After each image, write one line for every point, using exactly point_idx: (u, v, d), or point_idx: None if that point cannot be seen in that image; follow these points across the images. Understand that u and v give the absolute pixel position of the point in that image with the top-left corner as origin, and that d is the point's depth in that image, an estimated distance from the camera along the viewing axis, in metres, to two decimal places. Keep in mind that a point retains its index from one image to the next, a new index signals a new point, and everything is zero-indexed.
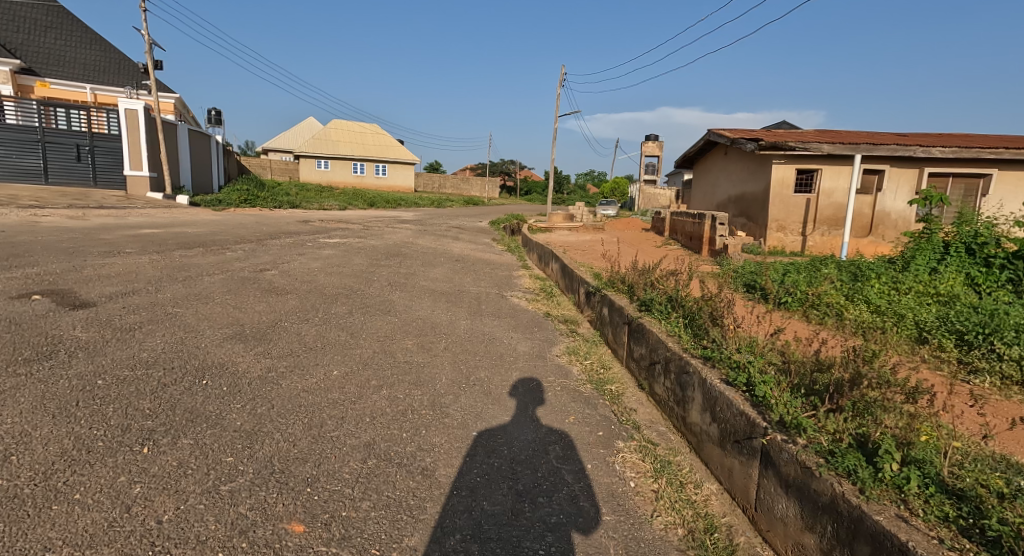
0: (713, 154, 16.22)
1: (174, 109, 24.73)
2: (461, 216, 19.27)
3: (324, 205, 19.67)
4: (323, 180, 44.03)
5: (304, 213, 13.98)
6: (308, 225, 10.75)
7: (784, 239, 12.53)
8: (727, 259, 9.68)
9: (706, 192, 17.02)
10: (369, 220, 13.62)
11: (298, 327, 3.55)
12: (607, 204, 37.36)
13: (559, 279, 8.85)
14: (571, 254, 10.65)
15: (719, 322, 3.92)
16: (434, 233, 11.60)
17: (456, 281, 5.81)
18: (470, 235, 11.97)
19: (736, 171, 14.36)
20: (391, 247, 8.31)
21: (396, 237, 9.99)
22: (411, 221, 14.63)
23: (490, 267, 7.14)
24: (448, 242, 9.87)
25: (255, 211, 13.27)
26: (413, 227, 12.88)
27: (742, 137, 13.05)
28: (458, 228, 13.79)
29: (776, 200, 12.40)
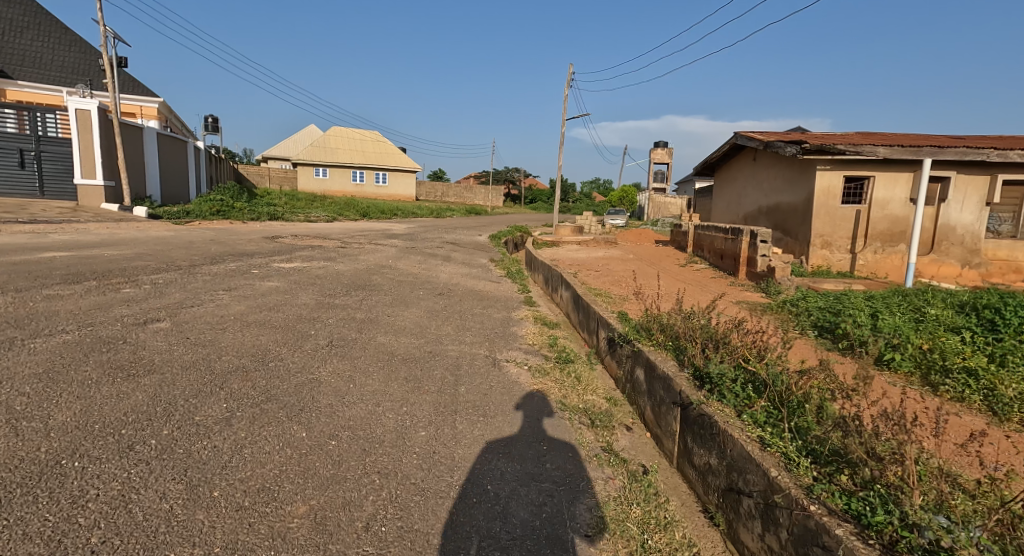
0: (740, 160, 14.59)
1: (158, 115, 23.31)
2: (458, 229, 17.62)
3: (312, 216, 18.11)
4: (321, 189, 42.64)
5: (278, 227, 12.42)
6: (274, 244, 9.16)
7: (830, 257, 10.85)
8: (775, 285, 8.02)
9: (731, 202, 15.42)
10: (353, 235, 12.03)
11: (95, 470, 1.87)
12: (617, 213, 35.86)
13: (570, 313, 7.24)
14: (585, 279, 8.98)
15: (873, 446, 2.23)
16: (422, 252, 10.00)
17: (428, 332, 4.17)
18: (464, 253, 10.35)
19: (769, 179, 12.75)
20: (361, 274, 6.69)
21: (374, 257, 8.40)
22: (400, 236, 13.01)
23: (479, 304, 5.48)
24: (435, 264, 8.27)
25: (222, 225, 11.71)
26: (400, 243, 11.28)
27: (779, 140, 11.41)
28: (451, 245, 12.14)
29: (821, 212, 10.75)
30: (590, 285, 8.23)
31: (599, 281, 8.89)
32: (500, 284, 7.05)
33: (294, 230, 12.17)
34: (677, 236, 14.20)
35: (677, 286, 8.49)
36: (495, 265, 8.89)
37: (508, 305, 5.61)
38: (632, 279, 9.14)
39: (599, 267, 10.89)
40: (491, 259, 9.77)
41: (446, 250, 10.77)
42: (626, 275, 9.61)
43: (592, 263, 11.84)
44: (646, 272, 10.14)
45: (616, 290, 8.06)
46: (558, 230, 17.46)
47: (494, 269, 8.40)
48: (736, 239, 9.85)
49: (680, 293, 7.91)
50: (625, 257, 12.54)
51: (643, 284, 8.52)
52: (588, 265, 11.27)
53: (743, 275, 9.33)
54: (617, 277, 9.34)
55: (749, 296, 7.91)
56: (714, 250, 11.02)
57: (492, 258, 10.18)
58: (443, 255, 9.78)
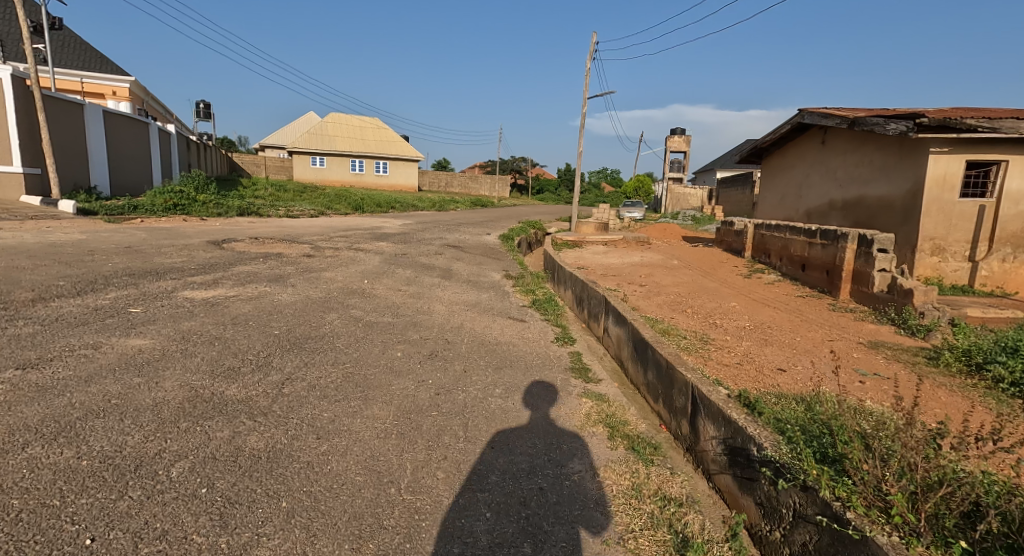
0: (808, 142, 12.14)
1: (130, 96, 21.01)
2: (462, 226, 15.24)
3: (293, 211, 15.78)
4: (318, 178, 40.27)
5: (241, 227, 10.14)
6: (215, 253, 6.87)
7: (942, 267, 8.41)
8: (914, 313, 5.62)
9: (791, 194, 13.07)
10: (332, 237, 9.69)
11: None
12: (633, 205, 33.39)
13: (629, 364, 4.97)
14: (635, 303, 6.59)
15: None
16: (414, 262, 7.66)
17: (391, 510, 1.83)
18: (469, 263, 8.00)
19: (852, 165, 10.33)
20: (311, 310, 4.35)
21: (345, 275, 6.05)
22: (390, 237, 10.65)
23: (497, 383, 3.11)
24: (428, 285, 5.92)
25: (168, 224, 9.44)
26: (390, 248, 8.97)
27: (873, 115, 8.94)
28: (453, 249, 9.79)
29: (933, 208, 8.30)
30: (649, 316, 5.89)
31: (654, 306, 6.52)
32: (523, 322, 4.67)
33: (258, 231, 9.86)
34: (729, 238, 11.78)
35: (768, 319, 6.11)
36: (515, 280, 6.53)
37: (548, 383, 3.23)
38: (697, 305, 6.80)
39: (643, 281, 8.52)
40: (506, 270, 7.41)
41: (446, 257, 8.44)
42: (684, 297, 7.26)
43: (631, 272, 9.50)
44: (708, 291, 7.77)
45: (686, 326, 5.67)
46: (580, 227, 15.02)
47: (514, 290, 6.02)
48: (831, 245, 7.42)
49: (781, 332, 5.53)
50: (670, 264, 10.14)
51: (719, 316, 6.16)
52: (629, 277, 8.93)
53: (845, 294, 6.93)
54: (676, 301, 7.00)
55: (878, 333, 5.54)
56: (791, 257, 8.63)
57: (506, 267, 7.82)
58: (439, 267, 7.42)
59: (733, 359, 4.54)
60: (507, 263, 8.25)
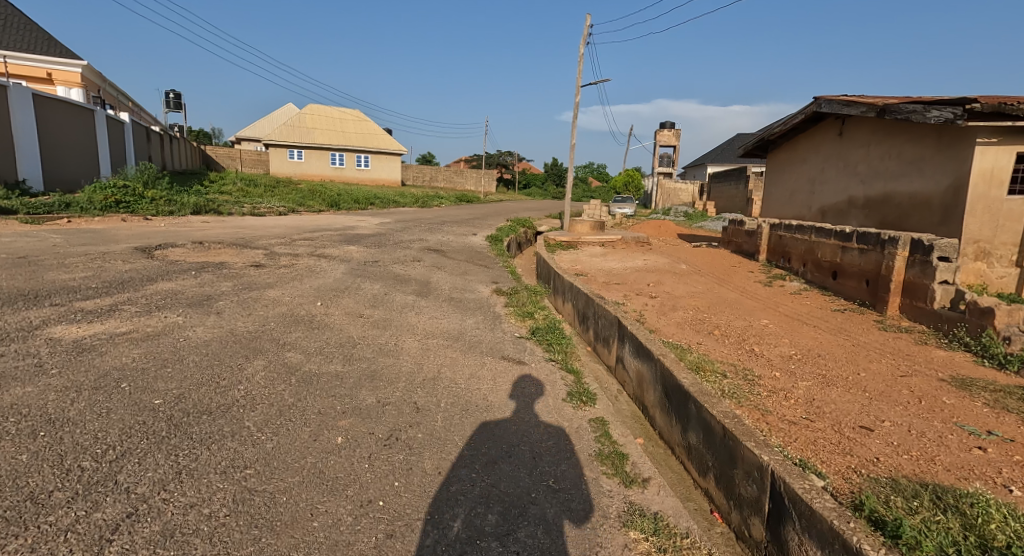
0: (825, 133, 11.14)
1: (83, 82, 19.33)
2: (445, 225, 14.07)
3: (260, 209, 14.43)
4: (296, 172, 38.53)
5: (188, 229, 8.85)
6: (137, 264, 5.62)
7: (987, 273, 7.49)
8: (994, 340, 4.56)
9: (803, 190, 12.13)
10: (295, 240, 8.41)
11: None
12: (623, 201, 32.48)
13: (657, 412, 3.86)
14: (653, 324, 5.50)
15: None
16: (387, 273, 6.45)
17: None
18: (452, 272, 6.81)
19: (878, 158, 9.35)
20: (230, 354, 3.14)
21: (296, 294, 4.84)
22: (362, 239, 9.40)
23: (491, 498, 1.96)
24: (400, 307, 4.73)
25: (98, 225, 8.11)
26: (361, 255, 7.75)
27: (908, 102, 7.96)
28: (434, 253, 8.59)
29: (978, 206, 7.35)
30: (674, 344, 4.78)
31: (674, 327, 5.45)
32: (522, 365, 3.52)
33: (208, 233, 8.54)
34: (741, 240, 10.75)
35: (815, 343, 5.06)
36: (509, 298, 5.36)
37: (572, 489, 2.10)
38: (724, 324, 5.72)
39: (653, 291, 7.43)
40: (497, 283, 6.24)
41: (426, 265, 7.24)
42: (706, 314, 6.18)
43: (637, 279, 8.39)
44: (730, 304, 6.72)
45: (720, 357, 4.59)
46: (574, 226, 13.88)
47: (507, 312, 4.85)
48: (872, 250, 6.41)
49: (839, 364, 4.47)
50: (679, 270, 9.06)
51: (756, 342, 5.08)
52: (636, 286, 7.82)
53: (893, 309, 5.91)
54: (698, 319, 5.92)
55: (956, 362, 4.52)
56: (821, 264, 7.62)
57: (497, 278, 6.66)
58: (417, 279, 6.23)
59: (800, 412, 3.44)
60: (497, 272, 7.09)
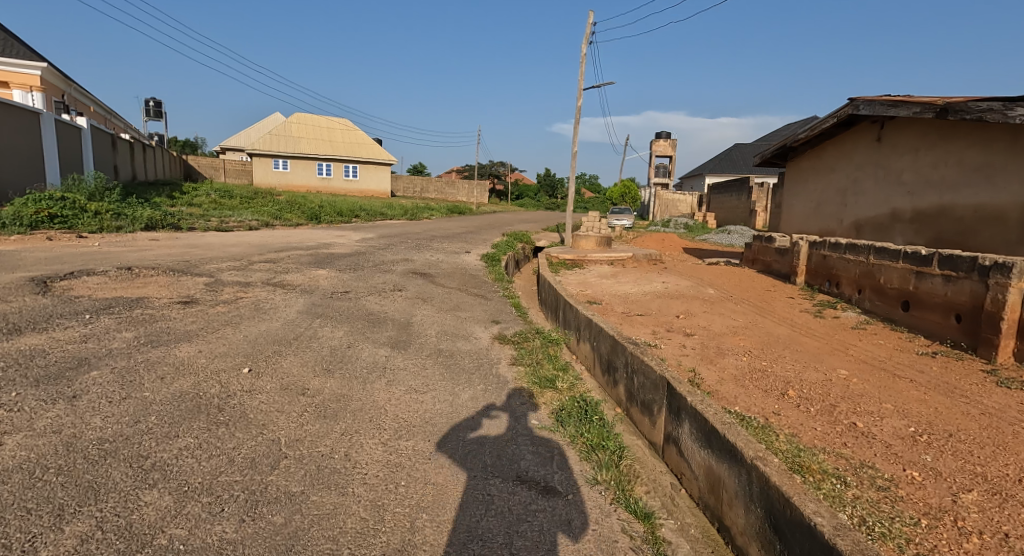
0: (862, 138, 9.98)
1: (43, 85, 17.90)
2: (435, 241, 12.74)
3: (229, 223, 13.07)
4: (281, 183, 37.08)
5: (126, 250, 7.45)
6: (19, 302, 4.23)
7: None
8: None
9: (834, 203, 10.94)
10: (252, 264, 7.04)
11: None
12: (621, 213, 31.45)
13: (755, 549, 2.51)
14: (707, 382, 4.16)
15: None
16: (357, 309, 5.09)
17: None
18: (441, 307, 5.47)
19: (930, 165, 8.20)
20: (31, 503, 1.73)
21: (222, 351, 3.46)
22: (336, 261, 8.06)
23: None
24: (366, 370, 3.36)
25: (12, 246, 6.71)
26: (329, 283, 6.39)
27: (981, 99, 6.77)
28: (420, 277, 7.25)
29: None
30: (748, 419, 3.46)
31: (735, 386, 4.12)
32: (554, 496, 2.14)
33: (148, 255, 7.15)
34: (771, 259, 9.52)
35: (930, 410, 3.77)
36: (519, 349, 4.02)
37: None
38: (795, 377, 4.42)
39: (687, 327, 6.13)
40: (498, 324, 4.91)
41: (408, 296, 5.89)
42: (764, 361, 4.89)
43: (662, 309, 7.09)
44: (788, 346, 5.42)
45: (820, 440, 3.25)
46: (578, 243, 12.59)
47: (518, 375, 3.52)
48: (963, 278, 5.16)
49: (987, 448, 3.18)
50: (707, 297, 7.77)
51: (853, 409, 3.77)
52: (664, 319, 6.51)
53: (1005, 354, 4.63)
54: (759, 370, 4.61)
55: None
56: (887, 292, 6.33)
57: (497, 314, 5.34)
58: (396, 317, 4.88)
59: None
60: (497, 305, 5.75)
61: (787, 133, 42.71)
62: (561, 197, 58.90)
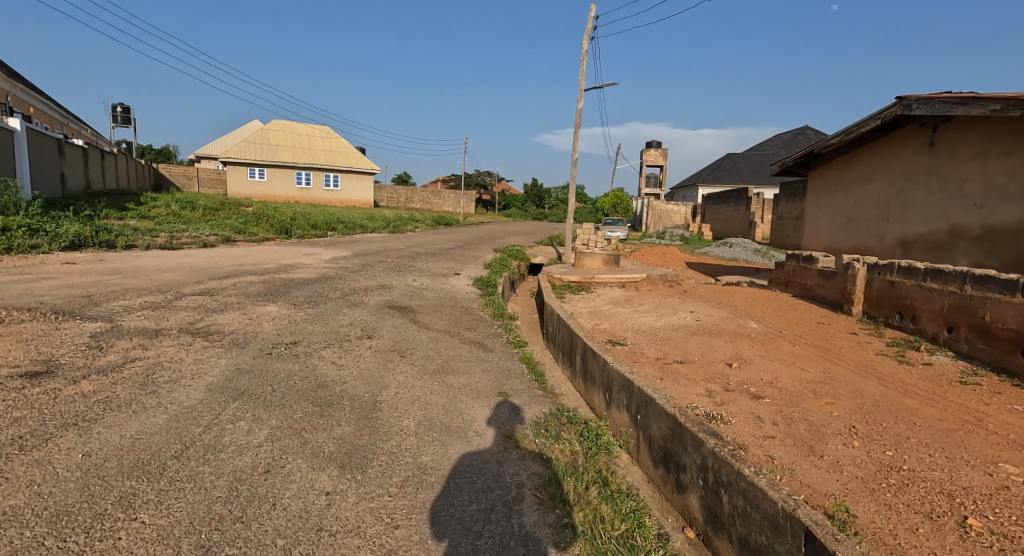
0: (911, 144, 8.81)
1: None
2: (419, 259, 11.22)
3: (180, 240, 11.40)
4: (257, 193, 35.20)
5: (16, 280, 5.79)
6: None
7: None
8: None
9: (875, 217, 9.71)
10: (178, 301, 5.42)
11: None
12: (614, 225, 30.26)
13: None
14: (838, 503, 2.70)
15: None
16: (302, 377, 3.54)
17: None
18: (424, 367, 3.96)
19: (1006, 175, 7.07)
20: None
21: (15, 504, 1.88)
22: (293, 292, 6.48)
23: None
24: (286, 543, 1.83)
25: None
26: (274, 327, 4.83)
27: None
28: (398, 314, 5.72)
29: None
30: None
31: (886, 507, 2.68)
32: None
33: (42, 288, 5.49)
34: (813, 282, 8.19)
35: None
36: (553, 466, 2.53)
37: None
38: (953, 481, 2.99)
39: (749, 384, 4.70)
40: (508, 400, 3.42)
41: (380, 348, 4.37)
42: (884, 445, 3.48)
43: (705, 354, 5.65)
44: (897, 413, 4.03)
45: None
46: (582, 262, 11.15)
47: (562, 536, 2.04)
48: None
49: None
50: (754, 334, 6.36)
51: None
52: (715, 371, 5.06)
53: None
54: (890, 467, 3.17)
55: None
56: (996, 334, 4.97)
57: (504, 379, 3.85)
58: (360, 390, 3.36)
59: None
60: (502, 362, 4.26)
61: (778, 144, 42.21)
62: (548, 207, 57.83)
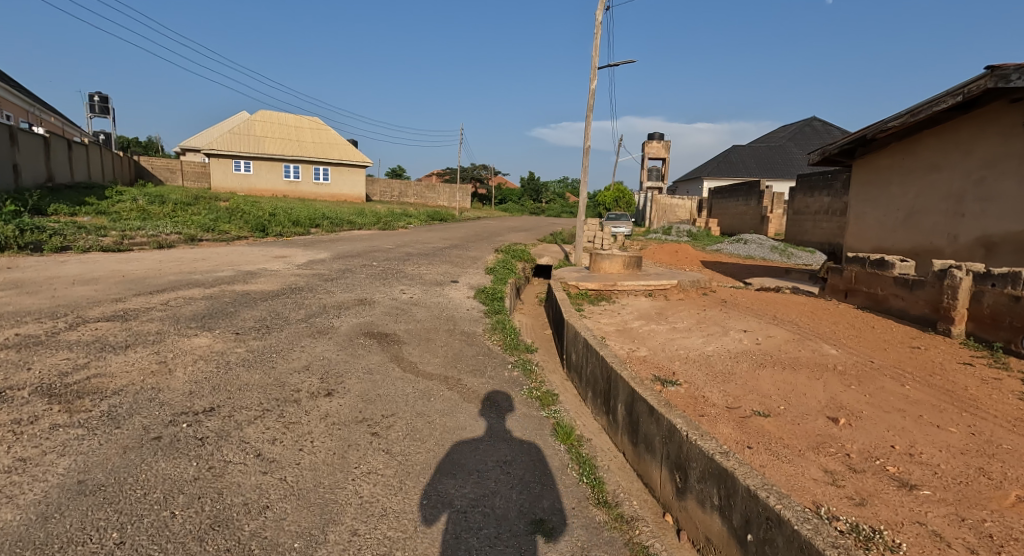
0: (1000, 125, 7.41)
1: None
2: (409, 261, 9.72)
3: (133, 240, 9.85)
4: (242, 187, 33.44)
5: None
6: None
7: None
8: None
9: (945, 212, 8.30)
10: (67, 334, 3.90)
11: None
12: (617, 220, 28.83)
13: None
14: None
15: None
16: (193, 495, 2.05)
17: None
18: (407, 462, 2.50)
19: None
20: None
21: None
22: (241, 314, 4.98)
23: None
24: None
25: None
26: (192, 375, 3.33)
27: None
28: (375, 349, 4.24)
29: None
30: None
31: None
32: None
33: None
34: (888, 292, 6.76)
35: None
36: None
37: None
38: None
39: (880, 458, 3.23)
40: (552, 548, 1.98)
41: (341, 417, 2.89)
42: None
43: (789, 398, 4.21)
44: None
45: None
46: (597, 265, 9.67)
47: None
48: None
49: None
50: (839, 365, 4.92)
51: None
52: (819, 432, 3.60)
53: None
54: None
55: None
56: None
57: (535, 489, 2.41)
58: (289, 531, 1.91)
59: None
60: (525, 445, 2.82)
61: (784, 136, 40.78)
62: (546, 202, 56.41)
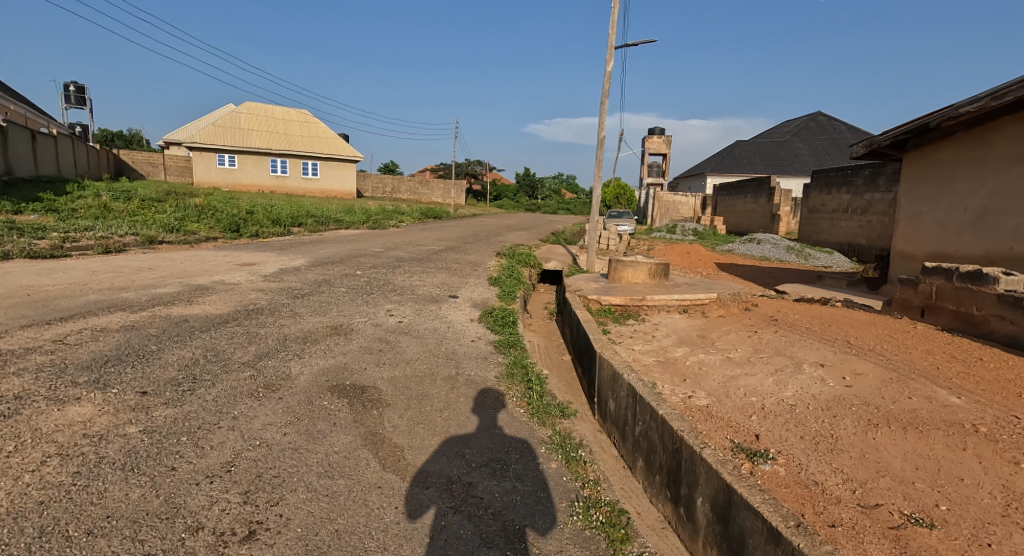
0: None
1: None
2: (399, 268, 8.35)
3: (76, 244, 8.41)
4: (227, 181, 31.79)
5: None
6: None
7: None
8: None
9: None
10: None
11: None
12: (620, 217, 27.55)
13: None
14: None
15: None
16: None
17: None
18: None
19: None
20: None
21: None
22: (163, 357, 3.60)
23: None
24: None
25: None
26: (19, 497, 1.97)
27: None
28: (342, 420, 2.89)
29: None
30: None
31: None
32: None
33: None
34: (988, 313, 5.49)
35: None
36: None
37: None
38: None
39: None
40: None
41: None
42: None
43: (944, 487, 2.90)
44: None
45: None
46: (617, 273, 8.33)
47: None
48: None
49: None
50: (980, 423, 3.62)
51: None
52: None
53: None
54: None
55: None
56: None
57: None
58: None
59: None
60: None
61: (788, 131, 39.61)
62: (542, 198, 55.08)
